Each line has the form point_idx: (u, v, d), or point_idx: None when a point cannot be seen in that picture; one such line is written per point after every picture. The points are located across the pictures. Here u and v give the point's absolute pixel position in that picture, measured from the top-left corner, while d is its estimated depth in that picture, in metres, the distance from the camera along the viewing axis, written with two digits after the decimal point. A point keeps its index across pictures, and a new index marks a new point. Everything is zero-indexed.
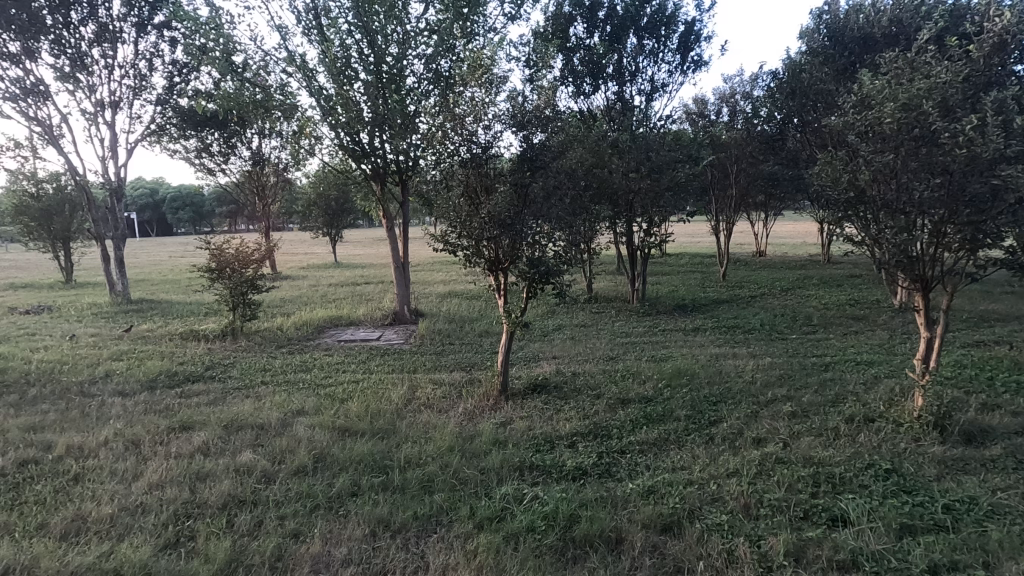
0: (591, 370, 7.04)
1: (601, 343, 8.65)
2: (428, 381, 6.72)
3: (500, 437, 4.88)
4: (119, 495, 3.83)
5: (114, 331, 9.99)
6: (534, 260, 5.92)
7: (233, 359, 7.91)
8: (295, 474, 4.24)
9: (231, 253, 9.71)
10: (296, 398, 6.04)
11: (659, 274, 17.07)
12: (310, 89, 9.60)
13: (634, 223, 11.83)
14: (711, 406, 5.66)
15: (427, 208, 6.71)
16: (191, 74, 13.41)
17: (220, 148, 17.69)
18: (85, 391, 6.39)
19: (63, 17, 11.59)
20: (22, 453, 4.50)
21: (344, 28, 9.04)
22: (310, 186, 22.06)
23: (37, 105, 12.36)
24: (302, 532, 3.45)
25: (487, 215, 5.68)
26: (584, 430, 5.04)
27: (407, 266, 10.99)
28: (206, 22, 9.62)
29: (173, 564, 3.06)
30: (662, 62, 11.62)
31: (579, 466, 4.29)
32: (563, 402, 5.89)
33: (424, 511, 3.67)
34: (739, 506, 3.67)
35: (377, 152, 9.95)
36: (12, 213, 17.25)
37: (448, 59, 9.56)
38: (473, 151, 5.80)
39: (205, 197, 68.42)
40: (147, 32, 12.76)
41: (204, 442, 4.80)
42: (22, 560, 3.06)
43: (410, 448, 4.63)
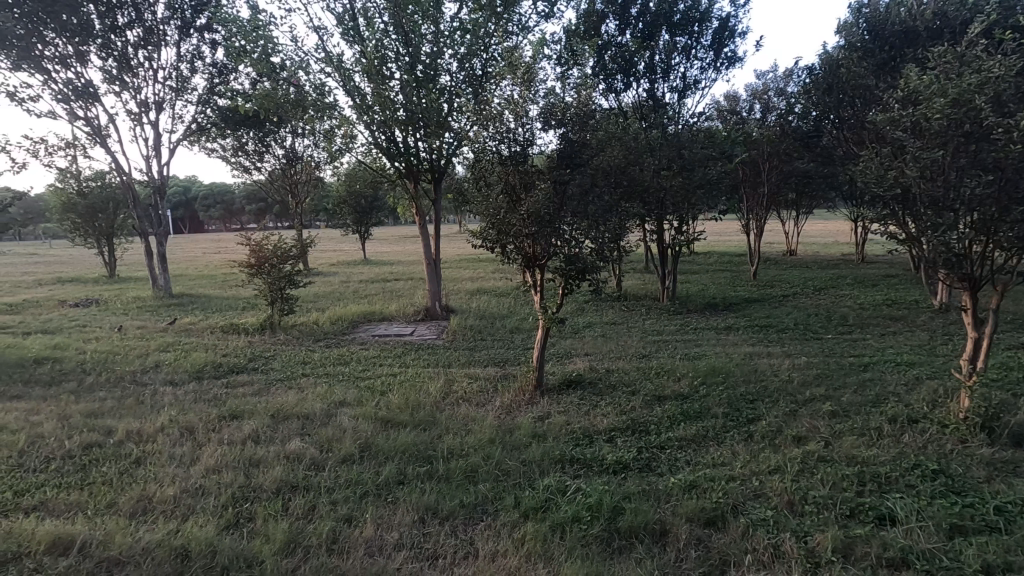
0: (625, 367, 7.06)
1: (634, 341, 8.65)
2: (464, 375, 6.83)
3: (539, 431, 4.95)
4: (180, 478, 4.02)
5: (159, 324, 10.37)
6: (571, 257, 5.97)
7: (273, 352, 8.13)
8: (342, 462, 4.38)
9: (270, 250, 9.98)
10: (337, 390, 6.22)
11: (688, 273, 16.91)
12: (347, 89, 9.79)
13: (665, 221, 11.78)
14: (748, 404, 5.64)
15: (463, 205, 6.81)
16: (230, 75, 13.80)
17: (255, 147, 18.19)
18: (137, 380, 6.69)
19: (111, 21, 12.05)
20: (86, 437, 4.74)
21: (380, 29, 9.21)
22: (341, 184, 22.45)
23: (86, 107, 12.89)
24: (354, 517, 3.58)
25: (525, 213, 5.73)
26: (622, 425, 5.08)
27: (439, 263, 11.12)
28: (248, 24, 9.89)
29: (236, 544, 3.21)
30: (694, 58, 11.52)
31: (619, 460, 4.33)
32: (598, 398, 5.93)
33: (470, 500, 3.77)
34: (783, 503, 3.67)
35: (411, 150, 10.12)
36: (60, 210, 18.01)
37: (482, 58, 9.65)
38: (514, 149, 5.89)
39: (236, 196, 70.06)
40: (188, 34, 13.16)
41: (254, 429, 4.98)
42: (98, 535, 3.25)
43: (452, 439, 4.74)
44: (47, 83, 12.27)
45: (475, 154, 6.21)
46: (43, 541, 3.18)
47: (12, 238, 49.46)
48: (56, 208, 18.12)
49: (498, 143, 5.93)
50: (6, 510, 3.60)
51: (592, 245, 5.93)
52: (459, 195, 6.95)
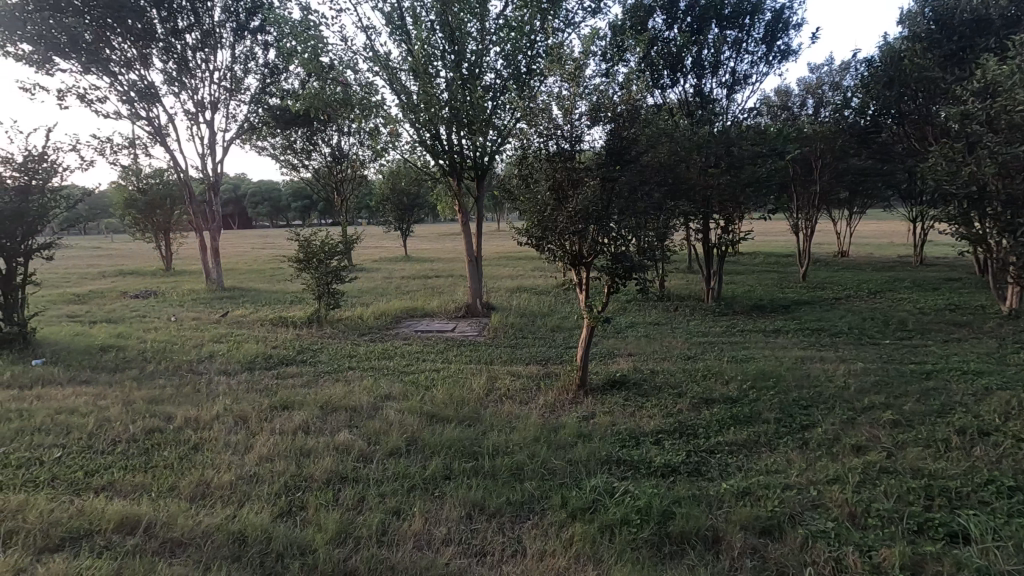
0: (670, 369, 6.92)
1: (678, 342, 8.47)
2: (506, 373, 6.83)
3: (584, 431, 4.89)
4: (235, 465, 4.15)
5: (213, 315, 10.80)
6: (618, 255, 5.86)
7: (320, 345, 8.32)
8: (389, 455, 4.44)
9: (318, 245, 10.25)
10: (383, 383, 6.32)
11: (733, 274, 16.47)
12: (394, 88, 9.92)
13: (711, 220, 11.48)
14: (802, 410, 5.42)
15: (508, 201, 6.80)
16: (281, 75, 14.24)
17: (303, 145, 18.70)
18: (194, 369, 6.97)
19: (172, 26, 12.61)
20: (148, 422, 4.95)
21: (426, 27, 9.29)
22: (384, 181, 22.87)
23: (148, 107, 13.52)
24: (402, 510, 3.61)
25: (572, 210, 5.65)
26: (669, 427, 4.96)
27: (481, 260, 11.16)
28: (299, 25, 10.14)
29: (290, 532, 3.28)
30: (745, 52, 11.17)
31: (667, 464, 4.23)
32: (644, 399, 5.83)
33: (517, 498, 3.75)
34: (844, 515, 3.51)
35: (456, 148, 10.19)
36: (122, 206, 19.01)
37: (528, 54, 9.62)
38: (562, 146, 5.83)
39: (283, 193, 72.32)
40: (242, 36, 13.61)
41: (304, 420, 5.10)
42: (161, 518, 3.38)
43: (497, 436, 4.73)
44: (113, 85, 12.92)
45: (522, 151, 6.18)
46: (112, 521, 3.33)
47: (78, 234, 52.46)
48: (118, 204, 19.16)
49: (546, 140, 5.87)
50: (78, 489, 3.79)
51: (639, 243, 5.81)
52: (504, 192, 6.93)
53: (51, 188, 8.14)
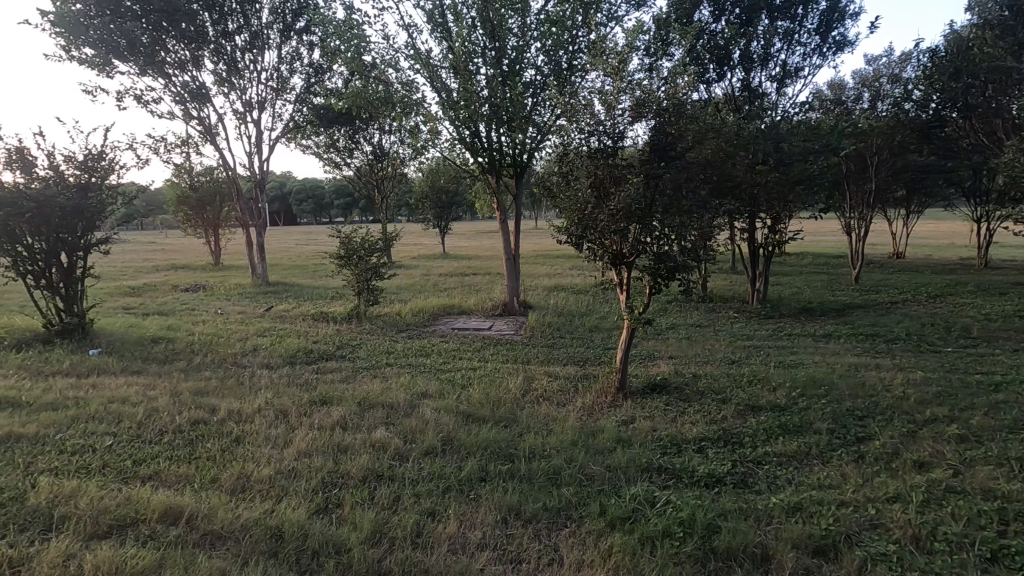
0: (713, 373, 6.66)
1: (721, 345, 8.18)
2: (542, 373, 6.72)
3: (623, 436, 4.74)
4: (275, 459, 4.20)
5: (257, 309, 11.10)
6: (660, 255, 5.66)
7: (359, 340, 8.42)
8: (425, 455, 4.40)
9: (358, 242, 10.39)
10: (419, 381, 6.32)
11: (780, 275, 15.86)
12: (434, 86, 9.94)
13: (758, 219, 11.06)
14: (857, 422, 5.11)
15: (547, 200, 6.69)
16: (325, 74, 14.54)
17: (346, 143, 19.05)
18: (238, 362, 7.15)
19: (222, 28, 13.02)
20: (193, 414, 5.08)
21: (467, 24, 9.26)
22: (424, 179, 23.12)
23: (199, 107, 14.01)
24: (437, 511, 3.56)
25: (614, 209, 5.48)
26: (713, 435, 4.76)
27: (519, 259, 11.09)
28: (343, 25, 10.28)
29: (326, 529, 3.27)
30: (796, 44, 10.70)
31: (711, 473, 4.04)
32: (685, 404, 5.62)
33: (554, 504, 3.65)
34: (907, 537, 3.26)
35: (495, 145, 10.13)
36: (175, 203, 19.85)
37: (569, 50, 9.48)
38: (604, 142, 5.67)
39: (326, 190, 74.16)
40: (289, 37, 13.94)
41: (342, 416, 5.14)
42: (202, 510, 3.44)
43: (533, 438, 4.64)
44: (167, 86, 13.45)
45: (562, 148, 6.05)
46: (157, 510, 3.40)
47: (136, 229, 55.15)
48: (172, 200, 20.01)
49: (587, 136, 5.72)
50: (126, 477, 3.90)
51: (683, 243, 5.59)
52: (543, 190, 6.82)
53: (109, 185, 8.50)
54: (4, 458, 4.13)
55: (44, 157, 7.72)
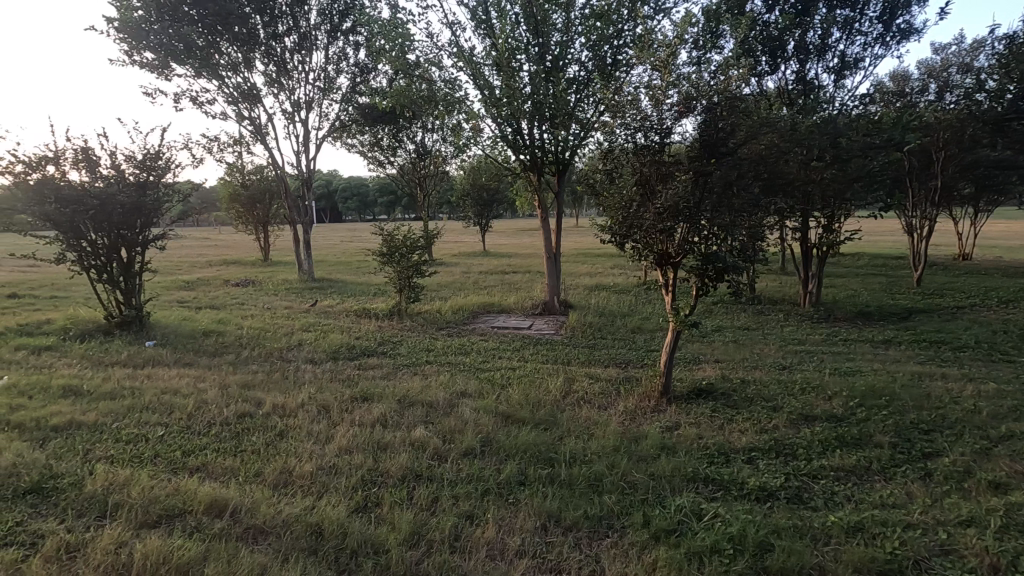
0: (763, 379, 6.36)
1: (771, 349, 7.83)
2: (583, 375, 6.58)
3: (667, 443, 4.56)
4: (316, 455, 4.24)
5: (303, 304, 11.38)
6: (709, 256, 5.42)
7: (399, 337, 8.49)
8: (464, 456, 4.36)
9: (400, 239, 10.50)
10: (458, 379, 6.30)
11: (834, 277, 15.13)
12: (477, 83, 9.91)
13: (812, 218, 10.55)
14: (923, 436, 4.76)
15: (591, 198, 6.52)
16: (370, 74, 14.78)
17: (390, 142, 19.34)
18: (284, 356, 7.32)
19: (273, 31, 13.40)
20: (240, 407, 5.20)
21: (511, 20, 9.19)
22: (466, 176, 23.28)
23: (250, 108, 14.46)
24: (475, 514, 3.50)
25: (660, 207, 5.29)
26: (764, 445, 4.53)
27: (559, 257, 10.94)
28: (388, 24, 10.38)
29: (365, 528, 3.26)
30: (857, 33, 10.14)
31: (763, 487, 3.83)
32: (733, 411, 5.38)
33: (595, 512, 3.53)
34: (983, 567, 2.98)
35: (538, 143, 10.02)
36: (228, 201, 20.62)
37: (614, 44, 9.27)
38: (651, 138, 5.45)
39: (371, 189, 75.78)
40: (336, 38, 14.22)
41: (382, 413, 5.16)
42: (246, 503, 3.49)
43: (574, 442, 4.53)
44: (221, 88, 13.93)
45: (607, 144, 5.87)
46: (203, 502, 3.47)
47: (192, 225, 57.68)
48: (225, 198, 20.78)
49: (632, 132, 5.52)
50: (176, 468, 4.01)
51: (733, 242, 5.33)
52: (586, 187, 6.66)
53: (165, 183, 8.85)
54: (66, 444, 4.32)
55: (107, 157, 8.10)
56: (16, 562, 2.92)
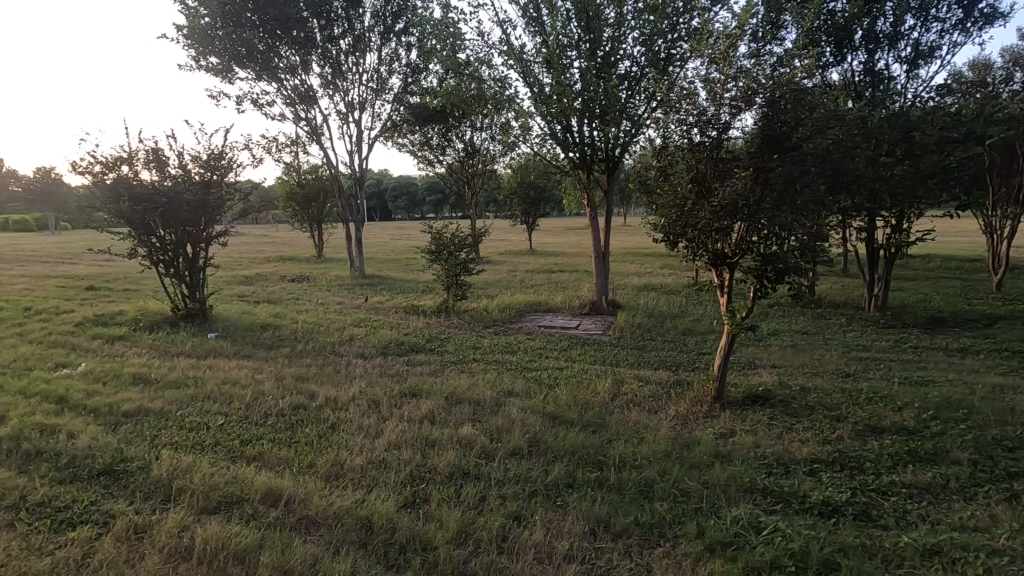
0: (825, 386, 6.04)
1: (833, 356, 7.43)
2: (632, 376, 6.44)
3: (721, 450, 4.38)
4: (366, 448, 4.30)
5: (355, 300, 11.66)
6: (768, 257, 5.18)
7: (447, 334, 8.57)
8: (511, 456, 4.32)
9: (449, 237, 10.60)
10: (505, 378, 6.28)
11: (901, 280, 14.25)
12: (527, 81, 9.87)
13: (880, 217, 9.96)
14: (1007, 454, 4.38)
15: (643, 196, 6.37)
16: (421, 74, 14.99)
17: (439, 140, 19.57)
18: (336, 350, 7.51)
19: (329, 33, 13.78)
20: (295, 399, 5.36)
21: (562, 16, 9.10)
22: (513, 175, 23.32)
23: (307, 109, 14.94)
24: (523, 515, 3.46)
25: (716, 205, 5.08)
26: (827, 457, 4.28)
27: (608, 257, 10.76)
28: (439, 24, 10.48)
29: (413, 524, 3.28)
30: (933, 20, 9.49)
31: (826, 501, 3.61)
32: (793, 419, 5.12)
33: (646, 519, 3.42)
34: None
35: (587, 140, 9.88)
36: (285, 199, 21.41)
37: (668, 38, 9.02)
38: (707, 135, 5.23)
39: (420, 188, 77.13)
40: (388, 39, 14.49)
41: (430, 409, 5.19)
42: (300, 494, 3.57)
43: (623, 446, 4.42)
44: (280, 90, 14.46)
45: (661, 141, 5.69)
46: (260, 491, 3.58)
47: (251, 222, 60.23)
48: (282, 197, 21.59)
49: (688, 128, 5.32)
50: (235, 456, 4.16)
51: (795, 243, 5.06)
52: (637, 184, 6.49)
53: (227, 182, 9.24)
54: (135, 430, 4.56)
55: (175, 157, 8.54)
56: (90, 539, 3.09)
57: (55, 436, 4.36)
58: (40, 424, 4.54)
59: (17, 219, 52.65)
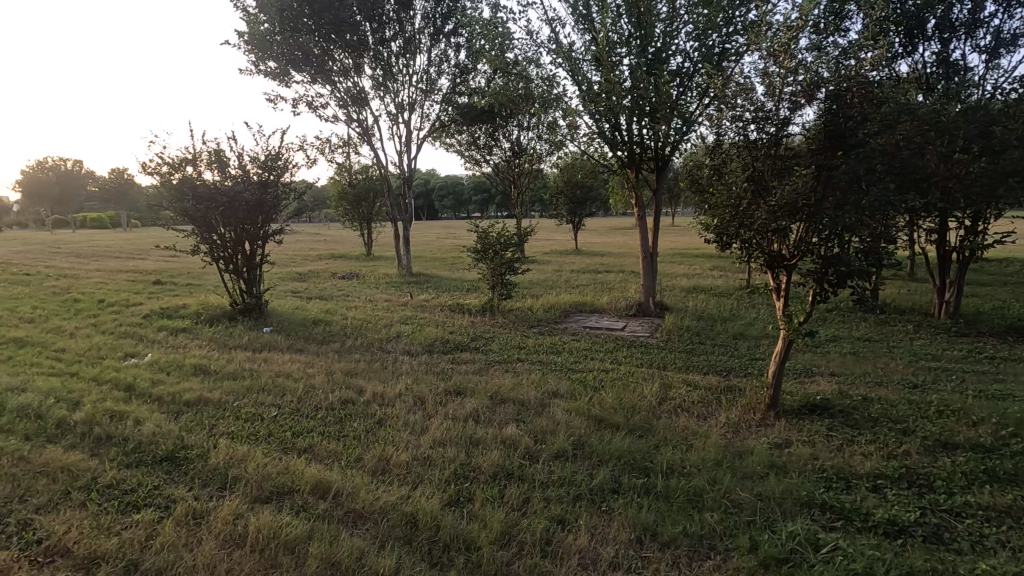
0: (891, 398, 5.68)
1: (899, 365, 6.99)
2: (681, 381, 6.25)
3: (776, 461, 4.19)
4: (412, 445, 4.35)
5: (402, 298, 11.87)
6: (829, 259, 4.91)
7: (492, 333, 8.58)
8: (555, 458, 4.27)
9: (495, 237, 10.63)
10: (550, 379, 6.23)
11: (975, 285, 13.31)
12: (575, 79, 9.77)
13: (954, 218, 9.32)
14: None
15: (695, 195, 6.17)
16: (469, 74, 15.11)
17: (486, 140, 19.69)
18: (383, 347, 7.65)
19: (381, 36, 14.07)
20: (343, 393, 5.48)
21: (613, 13, 8.96)
22: (560, 174, 23.20)
23: (358, 111, 15.32)
24: (567, 520, 3.41)
25: (774, 204, 4.86)
26: (893, 472, 4.02)
27: (656, 257, 10.52)
28: (488, 24, 10.52)
29: (457, 523, 3.28)
30: (1017, 5, 8.80)
31: (892, 519, 3.39)
32: (854, 431, 4.84)
33: (695, 529, 3.30)
34: None
35: (636, 138, 9.68)
36: (337, 198, 22.04)
37: (722, 32, 8.75)
38: (765, 132, 5.01)
39: (466, 188, 77.97)
40: (438, 40, 14.68)
41: (475, 408, 5.19)
42: (347, 487, 3.64)
43: (671, 452, 4.30)
44: (334, 92, 14.88)
45: (714, 139, 5.50)
46: (310, 482, 3.67)
47: (304, 221, 62.42)
48: (335, 196, 22.23)
49: (743, 126, 5.11)
50: (287, 448, 4.29)
51: (860, 244, 4.78)
52: (689, 183, 6.30)
53: (283, 182, 9.56)
54: (195, 418, 4.77)
55: (236, 158, 8.91)
56: (153, 522, 3.24)
57: (124, 422, 4.62)
58: (110, 410, 4.82)
59: (93, 217, 56.41)
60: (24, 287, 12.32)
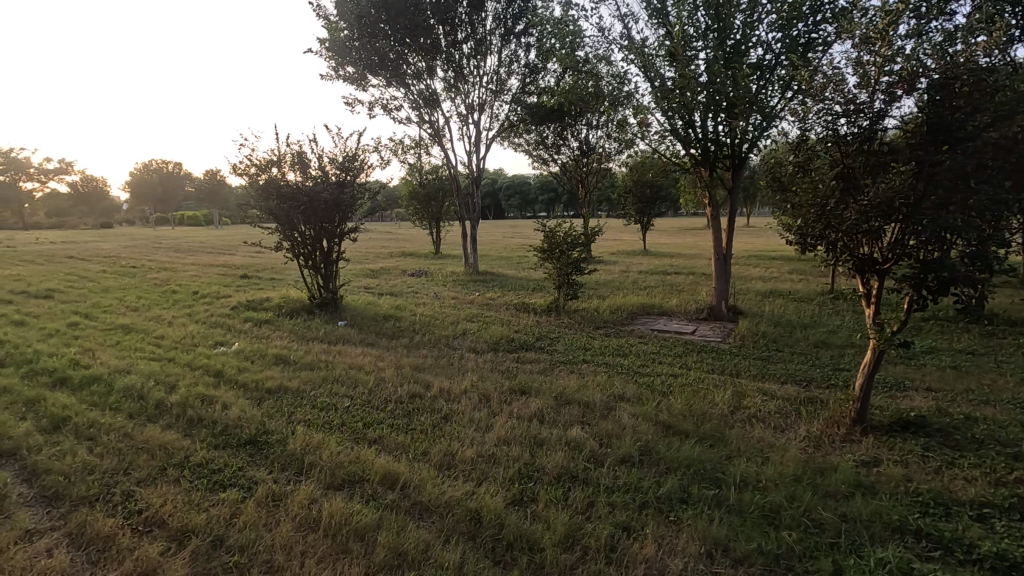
0: (999, 418, 5.12)
1: (1009, 382, 6.30)
2: (756, 389, 5.94)
3: (863, 480, 3.88)
4: (477, 442, 4.38)
5: (469, 296, 12.03)
6: (929, 263, 4.50)
7: (557, 333, 8.53)
8: (621, 463, 4.17)
9: (561, 236, 10.56)
10: (616, 382, 6.10)
11: None
12: (647, 76, 9.53)
13: None
14: None
15: (776, 194, 5.84)
16: (539, 74, 15.12)
17: (555, 139, 19.64)
18: (449, 344, 7.78)
19: (453, 38, 14.35)
20: (412, 388, 5.61)
21: (688, 6, 8.67)
22: (628, 173, 22.78)
23: (430, 113, 15.70)
24: (633, 527, 3.32)
25: (866, 204, 4.50)
26: (1002, 501, 3.62)
27: (730, 258, 10.08)
28: (559, 22, 10.47)
29: (522, 523, 3.27)
30: None
31: (1001, 553, 3.05)
32: (954, 453, 4.41)
33: (771, 548, 3.12)
34: None
35: (710, 135, 9.30)
36: (408, 198, 22.69)
37: (808, 21, 8.23)
38: (856, 127, 4.65)
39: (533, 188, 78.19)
40: (509, 41, 14.79)
41: (539, 408, 5.17)
42: (415, 479, 3.73)
43: (745, 464, 4.08)
44: (407, 95, 15.35)
45: (798, 136, 5.17)
46: (379, 473, 3.79)
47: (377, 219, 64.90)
48: (406, 196, 22.89)
49: (832, 121, 4.76)
50: (358, 438, 4.46)
51: (965, 246, 4.34)
52: (769, 182, 5.97)
53: (359, 182, 9.96)
54: (276, 406, 5.05)
55: (317, 159, 9.37)
56: (237, 501, 3.46)
57: (214, 405, 4.97)
58: (202, 394, 5.20)
59: (189, 215, 61.15)
60: (131, 278, 13.51)
